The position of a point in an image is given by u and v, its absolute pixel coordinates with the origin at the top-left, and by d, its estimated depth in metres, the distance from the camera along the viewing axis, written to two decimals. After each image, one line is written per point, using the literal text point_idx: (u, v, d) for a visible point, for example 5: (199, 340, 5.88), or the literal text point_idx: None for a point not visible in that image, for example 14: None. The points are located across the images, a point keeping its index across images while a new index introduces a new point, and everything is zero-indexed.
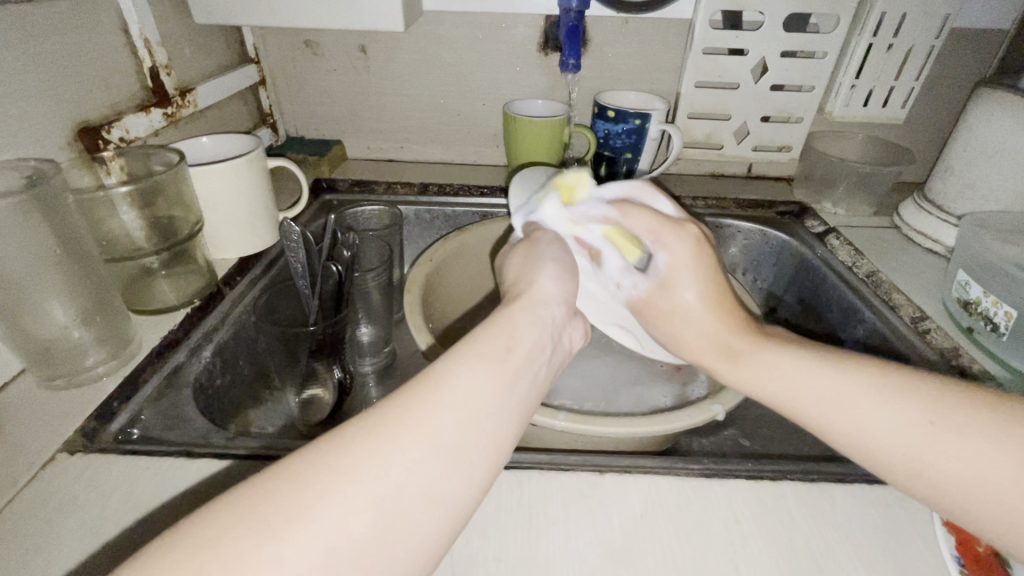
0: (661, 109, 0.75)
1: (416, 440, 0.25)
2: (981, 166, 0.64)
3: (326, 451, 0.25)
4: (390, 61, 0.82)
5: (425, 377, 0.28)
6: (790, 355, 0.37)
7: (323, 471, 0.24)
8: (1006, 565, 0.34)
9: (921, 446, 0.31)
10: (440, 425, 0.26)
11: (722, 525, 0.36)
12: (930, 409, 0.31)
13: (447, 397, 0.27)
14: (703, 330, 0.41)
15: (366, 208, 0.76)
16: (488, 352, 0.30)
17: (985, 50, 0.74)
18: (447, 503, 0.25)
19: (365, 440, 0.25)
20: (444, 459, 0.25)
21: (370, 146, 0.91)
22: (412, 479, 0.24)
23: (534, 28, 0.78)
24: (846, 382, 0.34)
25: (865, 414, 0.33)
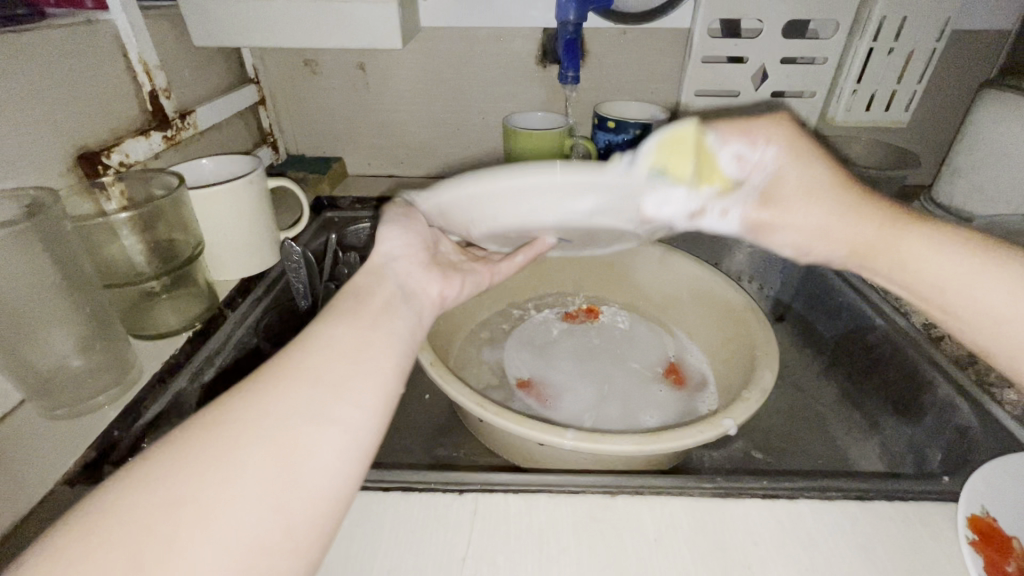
0: (661, 119, 0.75)
1: (294, 382, 0.27)
2: (989, 167, 0.63)
3: (200, 420, 0.26)
4: (390, 78, 0.82)
5: (296, 338, 0.30)
6: (909, 231, 0.38)
7: (205, 432, 0.25)
8: None
9: (973, 277, 0.35)
10: (317, 366, 0.28)
11: (740, 548, 0.35)
12: (974, 253, 0.35)
13: (319, 350, 0.29)
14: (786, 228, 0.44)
15: (367, 226, 0.75)
16: (352, 304, 0.33)
17: (988, 51, 0.73)
18: (335, 433, 0.26)
19: (234, 403, 0.26)
20: (326, 389, 0.27)
21: (371, 163, 0.91)
22: (300, 413, 0.26)
23: (532, 41, 0.78)
24: (940, 249, 0.37)
25: (920, 267, 0.37)
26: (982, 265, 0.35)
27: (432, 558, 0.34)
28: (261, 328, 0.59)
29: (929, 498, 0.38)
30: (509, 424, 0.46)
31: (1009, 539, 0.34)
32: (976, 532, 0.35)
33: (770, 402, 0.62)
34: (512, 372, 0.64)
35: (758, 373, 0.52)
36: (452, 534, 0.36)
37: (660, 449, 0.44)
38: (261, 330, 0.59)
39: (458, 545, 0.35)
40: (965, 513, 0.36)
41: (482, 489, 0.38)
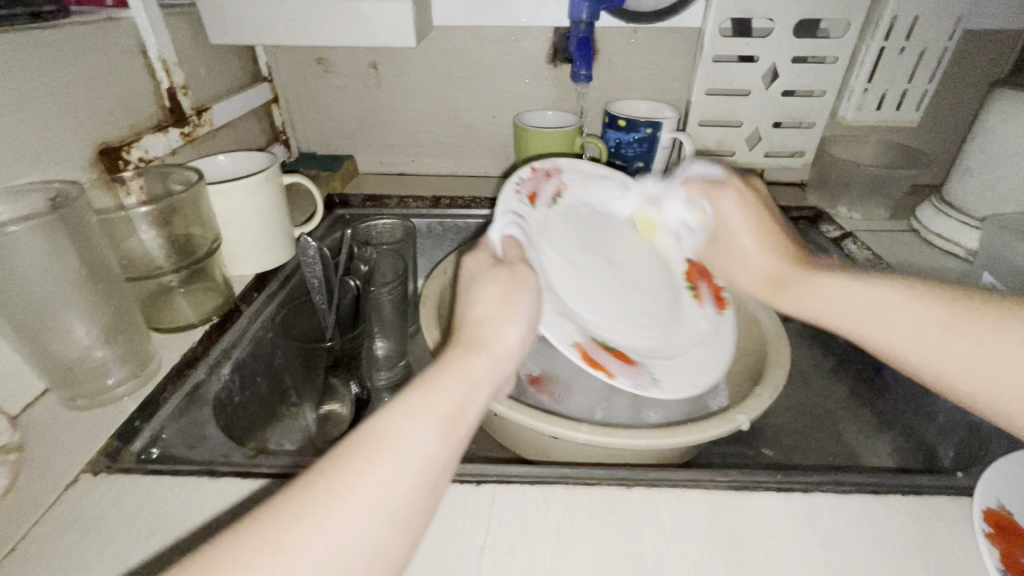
0: (672, 118, 0.75)
1: (358, 512, 0.25)
2: (1001, 166, 0.63)
3: (261, 529, 0.24)
4: (401, 76, 0.83)
5: (370, 436, 0.27)
6: (819, 283, 0.42)
7: (262, 548, 0.23)
8: None
9: (936, 349, 0.35)
10: (385, 492, 0.26)
11: (756, 540, 0.35)
12: (903, 296, 0.37)
13: (396, 461, 0.26)
14: (755, 265, 0.49)
15: (380, 222, 0.75)
16: (438, 409, 0.29)
17: (999, 51, 0.73)
18: (387, 565, 0.25)
19: (303, 519, 0.24)
20: (389, 524, 0.25)
21: (382, 161, 0.92)
22: (358, 551, 0.24)
23: (543, 41, 0.79)
24: (913, 299, 0.36)
25: (885, 314, 0.37)
26: (951, 314, 0.34)
27: (451, 546, 0.35)
28: (276, 323, 0.59)
29: (944, 492, 0.38)
30: (524, 417, 0.46)
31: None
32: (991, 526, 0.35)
33: (780, 399, 0.63)
34: (524, 368, 0.65)
35: (771, 368, 0.52)
36: (471, 523, 0.36)
37: (672, 443, 0.45)
38: (276, 324, 0.59)
39: (477, 534, 0.36)
40: (979, 508, 0.36)
41: (499, 480, 0.39)
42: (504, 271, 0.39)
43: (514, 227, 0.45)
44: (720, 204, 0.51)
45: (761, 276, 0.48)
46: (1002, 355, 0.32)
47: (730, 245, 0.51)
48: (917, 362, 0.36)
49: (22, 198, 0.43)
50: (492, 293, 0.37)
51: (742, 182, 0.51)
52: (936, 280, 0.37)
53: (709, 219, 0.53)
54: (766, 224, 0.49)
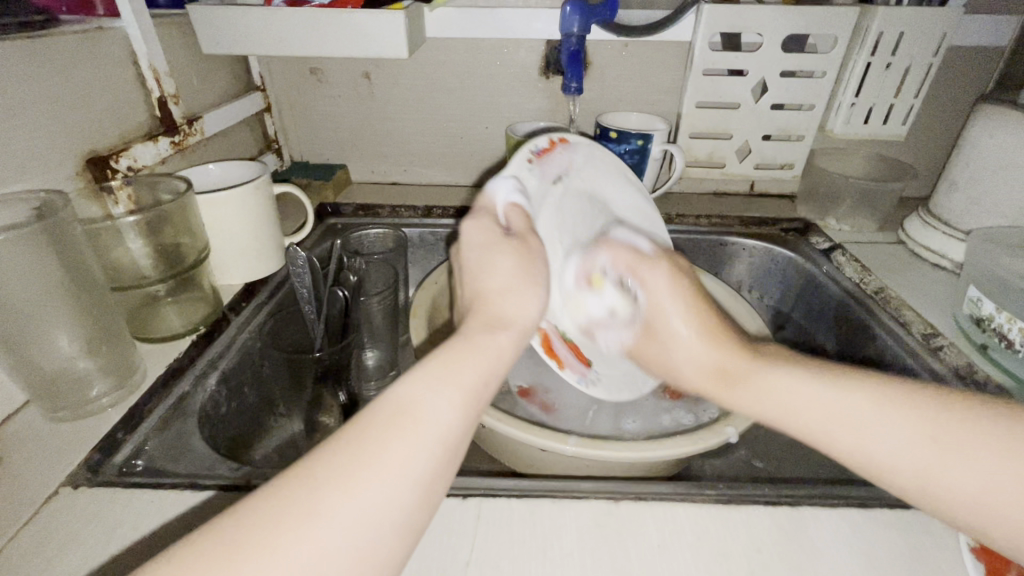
0: (663, 130, 0.76)
1: (386, 480, 0.25)
2: (986, 180, 0.64)
3: (295, 494, 0.24)
4: (395, 87, 0.83)
5: (395, 406, 0.27)
6: (809, 381, 0.38)
7: (291, 512, 0.24)
8: None
9: (928, 469, 0.32)
10: (413, 461, 0.26)
11: (742, 555, 0.35)
12: (878, 401, 0.35)
13: (423, 432, 0.27)
14: (700, 356, 0.45)
15: (372, 231, 0.76)
16: (462, 380, 0.29)
17: (983, 67, 0.74)
18: (413, 534, 0.26)
19: (329, 484, 0.24)
20: (415, 493, 0.26)
21: (375, 171, 0.92)
22: (385, 517, 0.25)
23: (535, 53, 0.79)
24: (845, 397, 0.36)
25: (859, 420, 0.35)
26: (927, 427, 0.33)
27: (436, 561, 0.34)
28: (264, 333, 0.59)
29: None
30: (512, 429, 0.46)
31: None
32: (977, 540, 0.35)
33: None
34: (514, 379, 0.64)
35: None
36: (457, 538, 0.36)
37: (661, 454, 0.45)
38: (265, 334, 0.59)
39: (463, 548, 0.35)
40: None
41: (486, 493, 0.39)
42: (517, 245, 0.39)
43: (518, 194, 0.44)
44: (651, 286, 0.47)
45: (705, 368, 0.44)
46: (998, 487, 0.30)
47: (662, 336, 0.47)
48: (932, 487, 0.32)
49: (7, 207, 0.42)
50: (506, 267, 0.37)
51: (674, 266, 0.49)
52: (922, 385, 0.36)
53: (638, 307, 0.49)
54: (713, 332, 0.45)
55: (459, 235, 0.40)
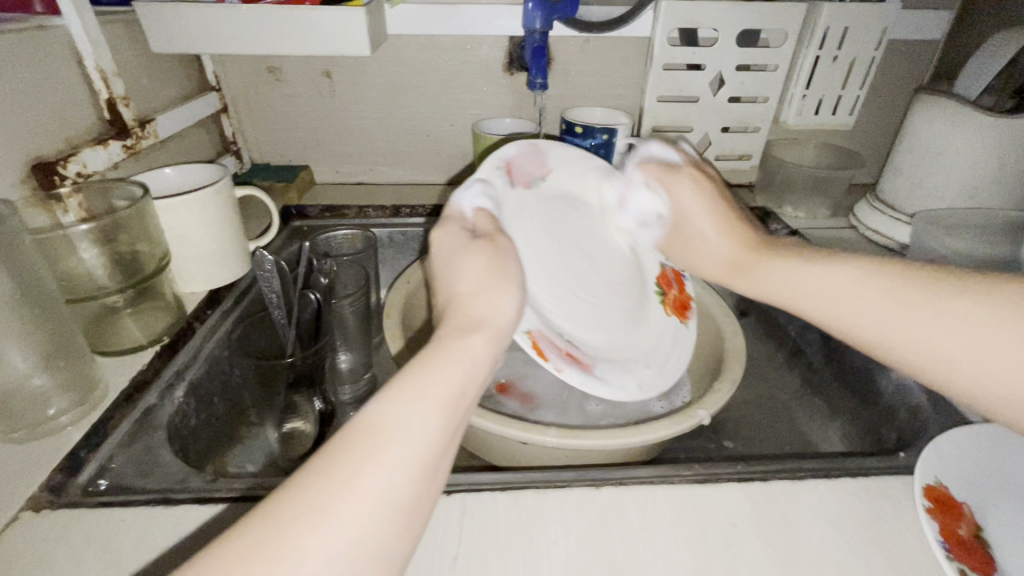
0: (626, 124, 0.78)
1: (360, 508, 0.25)
2: (927, 166, 0.69)
3: (264, 535, 0.23)
4: (356, 85, 0.82)
5: (365, 432, 0.27)
6: (838, 266, 0.41)
7: (263, 558, 0.23)
8: (986, 546, 0.35)
9: (886, 318, 0.37)
10: (389, 486, 0.26)
11: (719, 530, 0.36)
12: (862, 275, 0.39)
13: (396, 452, 0.26)
14: (716, 252, 0.53)
15: (339, 233, 0.75)
16: (440, 394, 0.29)
17: (920, 60, 0.79)
18: (393, 561, 0.25)
19: (294, 523, 0.24)
20: (391, 518, 0.25)
21: (339, 171, 0.90)
22: (361, 549, 0.24)
23: (498, 49, 0.80)
24: (844, 272, 0.40)
25: (847, 306, 0.40)
26: (982, 307, 0.32)
27: (424, 560, 0.34)
28: (233, 339, 0.58)
29: (891, 472, 0.40)
30: (493, 425, 0.46)
31: (960, 505, 0.37)
32: (932, 501, 0.36)
33: (740, 392, 0.65)
34: (490, 375, 0.65)
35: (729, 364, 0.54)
36: (442, 535, 0.36)
37: (637, 439, 0.46)
38: (233, 341, 0.58)
39: (449, 545, 0.35)
40: (921, 484, 0.37)
41: (470, 489, 0.39)
42: (486, 246, 0.40)
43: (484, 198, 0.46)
44: (679, 197, 0.54)
45: (723, 261, 0.53)
46: (993, 344, 0.32)
47: (686, 231, 0.56)
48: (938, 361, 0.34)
49: None
50: (474, 266, 0.39)
51: (696, 173, 0.55)
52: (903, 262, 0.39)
53: (668, 211, 0.56)
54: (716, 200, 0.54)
55: (432, 245, 0.42)
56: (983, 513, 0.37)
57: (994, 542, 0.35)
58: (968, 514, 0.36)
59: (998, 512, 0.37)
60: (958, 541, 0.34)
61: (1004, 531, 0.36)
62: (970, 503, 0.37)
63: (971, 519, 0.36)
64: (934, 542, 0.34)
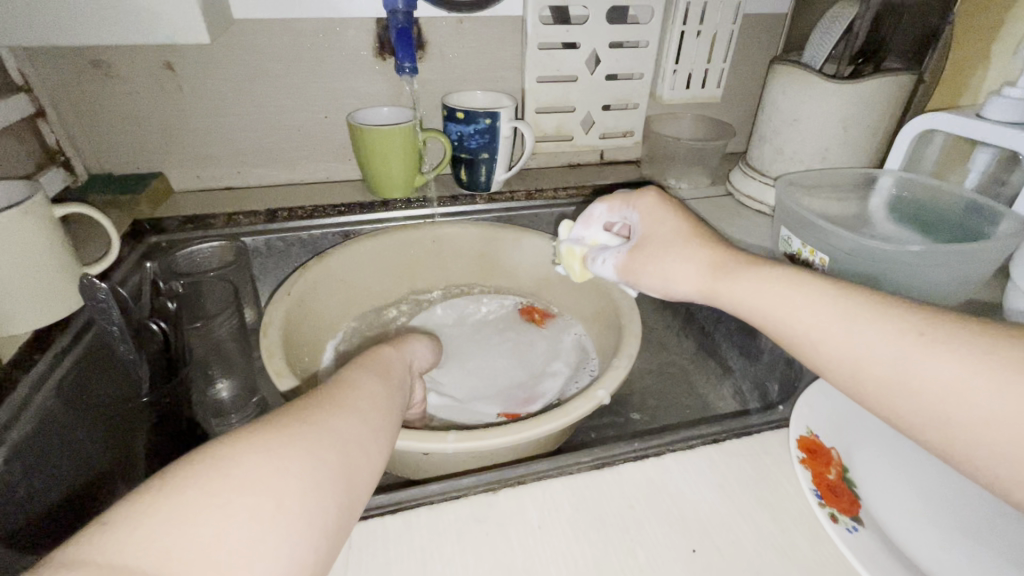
0: (508, 107, 0.76)
1: (348, 414, 0.32)
2: (787, 133, 0.74)
3: (274, 423, 0.29)
4: (206, 77, 0.72)
5: (331, 385, 0.35)
6: (764, 274, 0.34)
7: (272, 433, 0.28)
8: (852, 487, 0.36)
9: (911, 360, 0.28)
10: (359, 405, 0.33)
11: (616, 515, 0.36)
12: (860, 312, 0.30)
13: (360, 390, 0.35)
14: (685, 265, 0.38)
15: (202, 247, 0.68)
16: (377, 369, 0.40)
17: (773, 32, 0.84)
18: (374, 462, 0.32)
19: (287, 426, 0.29)
20: (367, 426, 0.32)
21: (200, 175, 0.80)
22: (351, 438, 0.31)
23: (366, 32, 0.74)
24: (835, 307, 0.31)
25: (854, 342, 0.30)
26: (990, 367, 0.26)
27: None
28: (68, 385, 0.49)
29: (772, 427, 0.42)
30: None
31: (827, 449, 0.38)
32: (804, 452, 0.37)
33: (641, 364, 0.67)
34: None
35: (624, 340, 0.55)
36: None
37: (537, 433, 0.44)
38: (69, 387, 0.49)
39: None
40: (794, 436, 0.38)
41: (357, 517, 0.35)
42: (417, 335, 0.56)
43: None
44: (641, 206, 0.43)
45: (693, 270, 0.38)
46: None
47: (647, 247, 0.41)
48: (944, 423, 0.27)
49: None
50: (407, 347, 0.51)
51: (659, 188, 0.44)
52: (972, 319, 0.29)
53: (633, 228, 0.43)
54: (728, 267, 0.36)
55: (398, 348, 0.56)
56: (848, 454, 0.39)
57: (858, 480, 0.37)
58: (836, 457, 0.38)
59: (863, 451, 0.40)
60: (826, 485, 0.36)
61: (864, 467, 0.39)
62: (837, 448, 0.39)
63: (839, 461, 0.38)
64: (808, 492, 0.35)
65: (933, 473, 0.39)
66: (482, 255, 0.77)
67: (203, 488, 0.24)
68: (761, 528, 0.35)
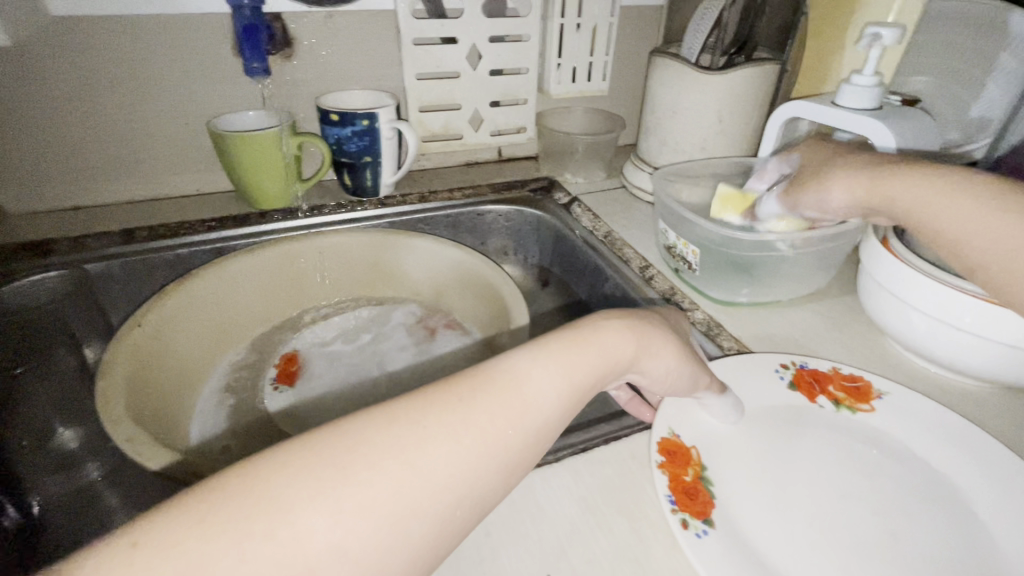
0: (387, 106, 0.72)
1: (443, 441, 0.27)
2: (668, 124, 0.75)
3: (346, 437, 0.26)
4: (28, 84, 0.63)
5: (502, 375, 0.30)
6: (909, 177, 0.41)
7: (340, 452, 0.25)
8: (709, 488, 0.36)
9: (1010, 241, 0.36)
10: (508, 431, 0.29)
11: (471, 545, 0.34)
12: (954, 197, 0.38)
13: (527, 401, 0.30)
14: (835, 195, 0.46)
15: (37, 279, 0.60)
16: (585, 364, 0.33)
17: (654, 24, 0.85)
18: (477, 505, 0.27)
19: (348, 455, 0.25)
20: (478, 454, 0.27)
21: (37, 194, 0.69)
22: (447, 478, 0.26)
23: (219, 30, 0.67)
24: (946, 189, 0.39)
25: (959, 232, 0.38)
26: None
27: None
28: None
29: (641, 428, 0.42)
30: None
31: (687, 449, 0.38)
32: (663, 454, 0.37)
33: None
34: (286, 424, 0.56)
35: None
36: None
37: None
38: None
39: None
40: (656, 438, 0.38)
41: None
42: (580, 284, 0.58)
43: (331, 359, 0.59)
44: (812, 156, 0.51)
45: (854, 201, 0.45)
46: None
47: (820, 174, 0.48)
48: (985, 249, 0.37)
49: None
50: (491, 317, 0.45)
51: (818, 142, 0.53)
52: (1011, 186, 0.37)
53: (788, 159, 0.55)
54: (862, 174, 0.45)
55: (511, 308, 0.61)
56: (711, 453, 0.39)
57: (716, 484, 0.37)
58: (696, 456, 0.38)
59: (726, 445, 0.40)
60: (682, 490, 0.35)
61: (728, 467, 0.38)
62: (698, 447, 0.39)
63: (697, 461, 0.38)
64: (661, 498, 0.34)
65: (803, 463, 0.39)
66: (375, 265, 0.73)
67: (238, 524, 0.22)
68: (618, 540, 0.34)
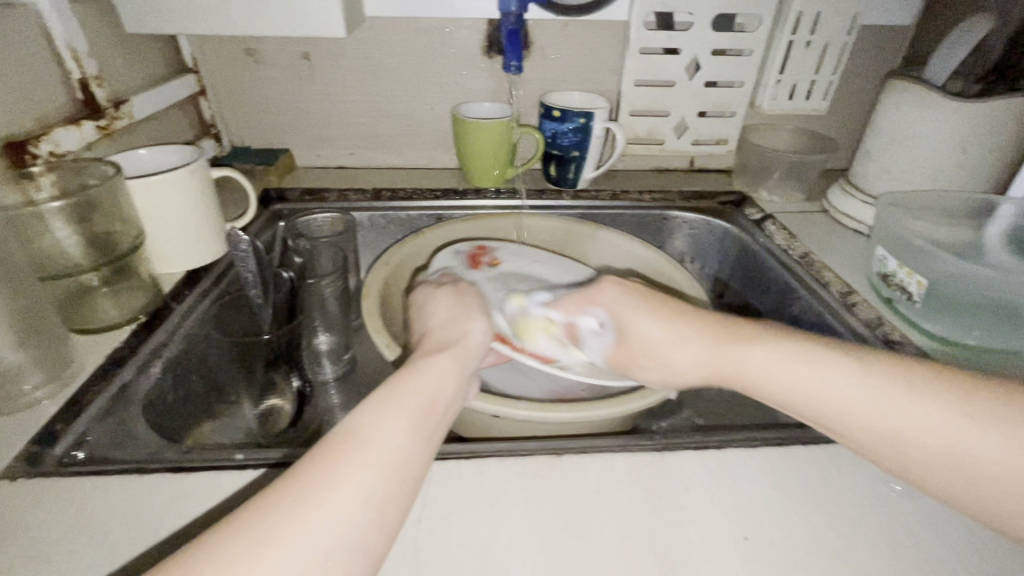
0: (603, 108, 0.79)
1: (360, 472, 0.30)
2: (894, 150, 0.71)
3: (270, 500, 0.28)
4: (334, 68, 0.82)
5: (344, 436, 0.32)
6: (829, 377, 0.37)
7: (283, 506, 0.28)
8: None
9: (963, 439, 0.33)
10: (392, 465, 0.31)
11: (672, 495, 0.38)
12: (900, 392, 0.35)
13: (369, 452, 0.31)
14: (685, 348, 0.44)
15: (319, 217, 0.77)
16: (413, 405, 0.35)
17: (892, 46, 0.80)
18: (398, 511, 0.31)
19: (285, 510, 0.28)
20: (381, 477, 0.30)
21: (320, 153, 0.90)
22: (367, 500, 0.29)
23: (477, 32, 0.80)
24: (897, 401, 0.35)
25: (904, 425, 0.34)
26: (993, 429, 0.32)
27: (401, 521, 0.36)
28: (209, 318, 0.58)
29: None
30: None
31: None
32: None
33: None
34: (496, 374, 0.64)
35: None
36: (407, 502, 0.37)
37: (608, 412, 0.46)
38: (211, 319, 0.58)
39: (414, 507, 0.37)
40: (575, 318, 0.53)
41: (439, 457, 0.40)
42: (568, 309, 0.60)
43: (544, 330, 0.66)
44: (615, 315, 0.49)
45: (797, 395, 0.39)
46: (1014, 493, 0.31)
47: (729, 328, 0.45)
48: (916, 448, 0.34)
49: None
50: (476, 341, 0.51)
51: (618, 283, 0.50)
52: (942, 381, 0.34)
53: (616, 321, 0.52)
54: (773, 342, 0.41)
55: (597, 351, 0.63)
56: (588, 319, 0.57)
57: None
58: None
59: None
60: None
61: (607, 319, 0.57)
62: None
63: None
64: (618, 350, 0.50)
65: None
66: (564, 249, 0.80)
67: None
68: (818, 532, 0.36)
